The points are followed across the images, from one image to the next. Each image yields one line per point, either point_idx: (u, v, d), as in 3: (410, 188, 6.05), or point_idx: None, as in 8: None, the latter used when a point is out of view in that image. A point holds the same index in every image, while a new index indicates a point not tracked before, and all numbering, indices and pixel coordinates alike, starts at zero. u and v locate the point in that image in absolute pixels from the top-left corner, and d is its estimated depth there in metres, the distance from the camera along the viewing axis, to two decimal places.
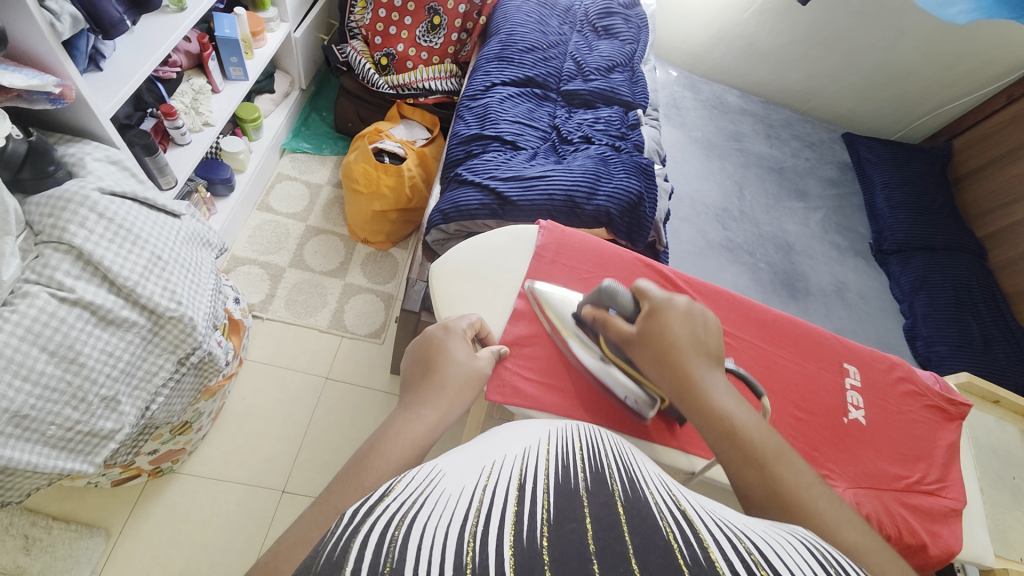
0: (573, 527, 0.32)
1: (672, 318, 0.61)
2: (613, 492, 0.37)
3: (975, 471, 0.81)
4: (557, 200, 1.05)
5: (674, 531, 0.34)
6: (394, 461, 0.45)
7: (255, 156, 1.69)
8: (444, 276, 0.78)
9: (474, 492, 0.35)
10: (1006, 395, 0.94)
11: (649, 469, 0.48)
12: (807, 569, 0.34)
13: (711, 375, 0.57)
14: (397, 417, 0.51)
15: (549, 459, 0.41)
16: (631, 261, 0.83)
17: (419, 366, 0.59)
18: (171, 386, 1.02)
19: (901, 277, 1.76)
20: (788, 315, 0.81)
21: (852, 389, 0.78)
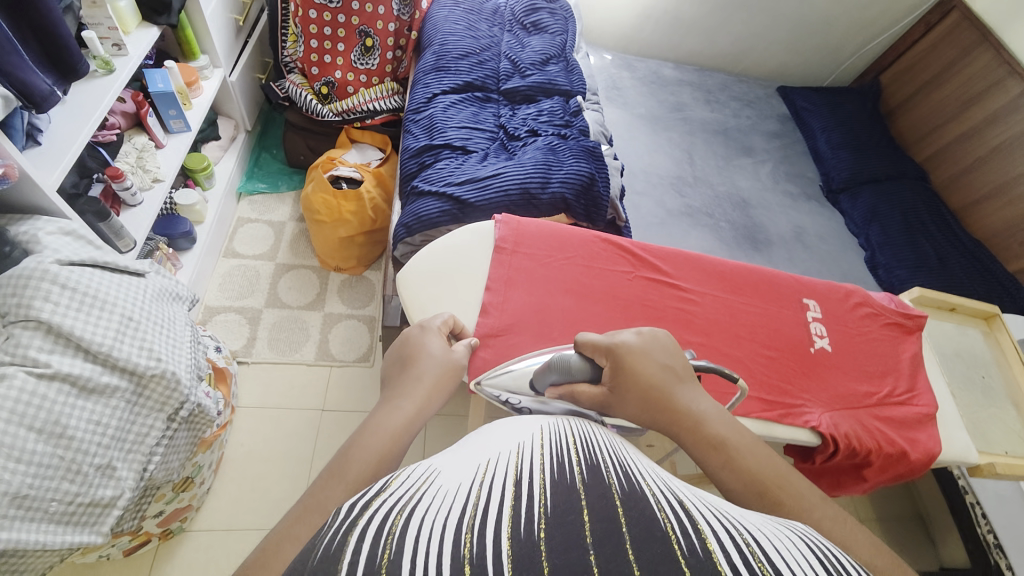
0: (571, 520, 0.33)
1: (636, 360, 0.62)
2: (610, 485, 0.38)
3: (942, 376, 0.86)
4: (513, 195, 1.08)
5: (672, 522, 0.35)
6: (373, 450, 0.48)
7: (212, 205, 1.68)
8: (413, 283, 0.80)
9: (471, 490, 0.36)
10: (961, 301, 0.96)
11: (640, 456, 0.49)
12: (803, 561, 0.35)
13: (692, 405, 0.59)
14: (375, 413, 0.54)
15: (545, 455, 0.42)
16: (589, 239, 0.86)
17: (397, 364, 0.62)
18: (165, 443, 1.02)
19: (853, 212, 1.85)
20: (743, 263, 0.86)
21: (814, 322, 0.84)
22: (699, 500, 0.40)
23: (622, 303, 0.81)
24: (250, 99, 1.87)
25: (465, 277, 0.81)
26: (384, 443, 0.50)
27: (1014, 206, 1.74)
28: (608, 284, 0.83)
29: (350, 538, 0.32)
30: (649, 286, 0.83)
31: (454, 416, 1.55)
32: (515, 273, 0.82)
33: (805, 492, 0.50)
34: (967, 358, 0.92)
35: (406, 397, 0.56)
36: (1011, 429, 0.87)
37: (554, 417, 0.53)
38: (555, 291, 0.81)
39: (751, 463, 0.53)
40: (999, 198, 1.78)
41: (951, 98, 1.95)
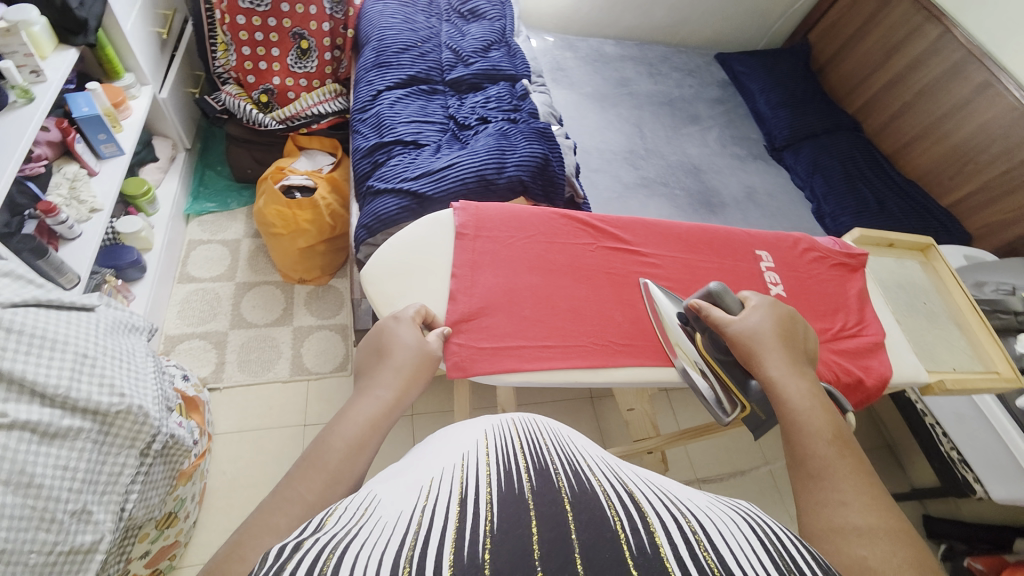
0: (519, 532, 0.36)
1: (774, 313, 0.69)
2: (559, 489, 0.42)
3: (887, 307, 0.93)
4: (470, 183, 1.08)
5: (621, 519, 0.38)
6: (351, 440, 0.51)
7: (159, 230, 1.60)
8: (378, 279, 0.80)
9: (413, 514, 0.39)
10: (897, 237, 1.04)
11: (589, 449, 0.53)
12: (739, 539, 0.39)
13: (798, 364, 0.64)
14: (354, 402, 0.55)
15: (490, 465, 0.45)
16: (549, 216, 0.88)
17: (371, 353, 0.63)
18: (141, 481, 0.98)
19: (797, 167, 1.95)
20: (697, 223, 0.90)
21: (768, 271, 0.88)
22: (644, 492, 0.44)
23: (587, 275, 0.84)
24: (186, 116, 1.79)
25: (431, 268, 0.80)
26: (363, 433, 0.52)
27: (941, 145, 1.85)
28: (572, 257, 0.85)
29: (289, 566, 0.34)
30: (612, 255, 0.86)
31: (440, 412, 1.55)
32: (480, 257, 0.82)
33: (854, 464, 0.52)
34: (908, 287, 0.99)
35: (384, 386, 0.57)
36: (954, 347, 0.93)
37: (502, 417, 0.56)
38: (521, 269, 0.83)
39: (817, 423, 0.56)
40: (926, 139, 1.89)
41: (874, 49, 2.06)
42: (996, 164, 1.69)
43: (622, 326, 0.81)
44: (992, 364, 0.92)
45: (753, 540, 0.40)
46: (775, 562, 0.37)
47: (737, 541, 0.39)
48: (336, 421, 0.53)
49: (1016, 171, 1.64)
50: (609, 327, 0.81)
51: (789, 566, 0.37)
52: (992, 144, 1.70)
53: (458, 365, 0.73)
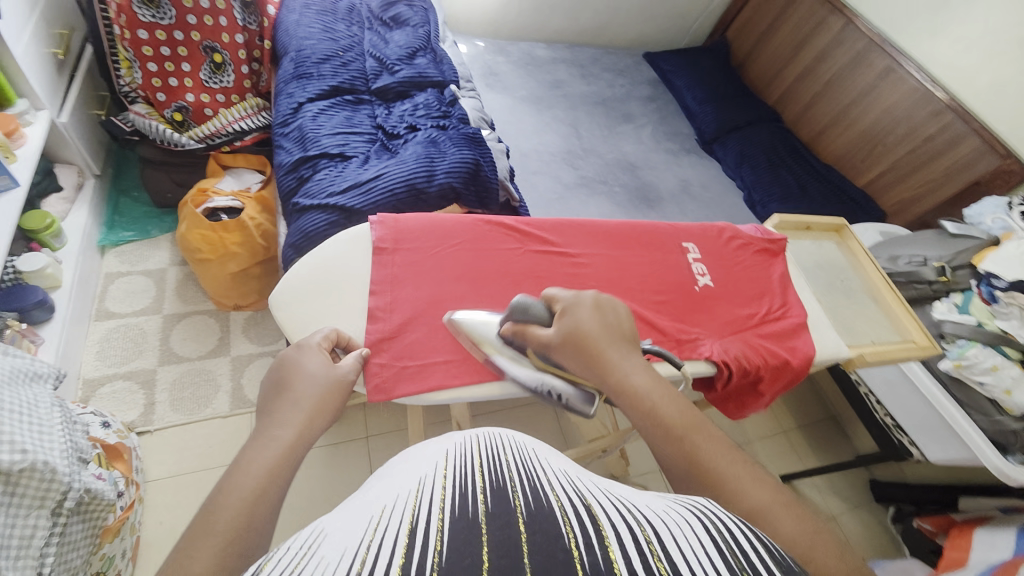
0: (469, 561, 0.31)
1: (584, 311, 0.64)
2: (515, 509, 0.37)
3: (808, 288, 0.97)
4: (399, 193, 1.05)
5: (575, 534, 0.34)
6: (249, 490, 0.45)
7: (69, 266, 1.47)
8: (289, 303, 0.75)
9: (357, 552, 0.33)
10: (813, 220, 1.10)
11: (555, 462, 0.50)
12: (695, 545, 0.34)
13: (632, 357, 0.60)
14: (248, 448, 0.50)
15: (447, 489, 0.39)
16: (473, 223, 0.86)
17: (270, 389, 0.58)
18: (56, 541, 0.86)
19: (727, 158, 2.04)
20: (625, 220, 0.91)
21: (695, 262, 0.90)
22: (605, 503, 0.40)
23: (515, 280, 0.82)
24: (92, 140, 1.65)
25: (353, 287, 0.77)
26: (261, 480, 0.47)
27: (853, 129, 1.98)
28: (500, 262, 0.83)
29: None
30: (539, 257, 0.85)
31: (395, 431, 1.50)
32: (401, 271, 0.79)
33: (716, 446, 0.51)
34: (825, 267, 1.05)
35: (284, 425, 0.53)
36: (872, 321, 0.98)
37: (464, 435, 0.53)
38: (445, 280, 0.81)
39: (671, 416, 0.53)
40: (840, 125, 2.02)
41: (785, 44, 2.18)
42: (901, 145, 1.82)
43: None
44: (907, 334, 0.97)
45: (706, 538, 0.36)
46: (730, 562, 0.34)
47: (688, 540, 0.35)
48: (228, 473, 0.47)
49: (917, 151, 1.78)
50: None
51: (739, 564, 0.33)
52: (896, 126, 1.82)
53: (378, 387, 0.70)
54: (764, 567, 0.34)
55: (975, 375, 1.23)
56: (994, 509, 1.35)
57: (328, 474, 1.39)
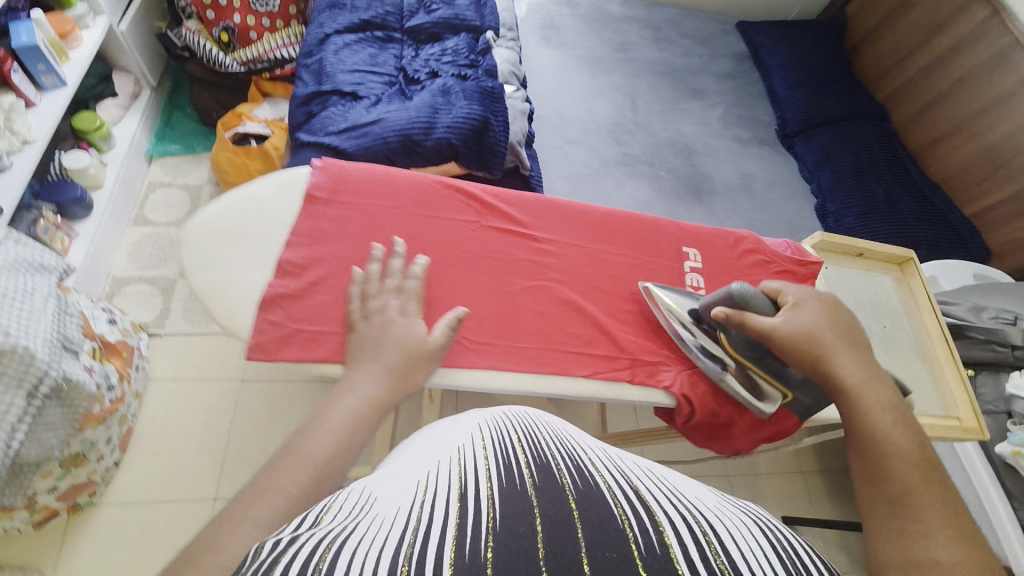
0: (521, 532, 0.32)
1: (814, 308, 0.63)
2: (564, 486, 0.37)
3: None
4: (392, 142, 0.98)
5: (628, 518, 0.35)
6: (334, 435, 0.45)
7: (112, 168, 1.56)
8: (198, 239, 0.68)
9: (412, 509, 0.34)
10: (869, 245, 0.94)
11: (592, 440, 0.50)
12: (758, 549, 0.35)
13: (868, 364, 0.57)
14: (336, 397, 0.49)
15: (490, 460, 0.41)
16: (428, 184, 0.76)
17: (360, 341, 0.57)
18: (31, 420, 0.94)
19: (806, 157, 1.75)
20: (616, 210, 0.82)
21: (692, 272, 0.81)
22: (648, 484, 0.40)
23: (461, 258, 0.73)
24: (150, 50, 1.72)
25: (270, 232, 0.70)
26: (337, 444, 0.44)
27: (976, 142, 1.62)
28: (447, 235, 0.74)
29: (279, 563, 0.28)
30: (496, 236, 0.76)
31: None
32: (331, 224, 0.70)
33: (934, 488, 0.44)
34: (870, 307, 0.91)
35: (369, 382, 0.51)
36: (908, 380, 0.86)
37: (494, 409, 0.53)
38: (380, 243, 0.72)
39: (897, 442, 0.48)
40: (960, 135, 1.67)
41: (916, 28, 1.79)
42: None
43: (486, 322, 0.70)
44: (953, 408, 0.85)
45: (744, 540, 0.35)
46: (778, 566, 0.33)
47: (745, 538, 0.36)
48: (315, 418, 0.46)
49: None
50: (470, 321, 0.69)
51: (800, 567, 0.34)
52: None
53: (261, 346, 0.63)
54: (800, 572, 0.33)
55: None
56: None
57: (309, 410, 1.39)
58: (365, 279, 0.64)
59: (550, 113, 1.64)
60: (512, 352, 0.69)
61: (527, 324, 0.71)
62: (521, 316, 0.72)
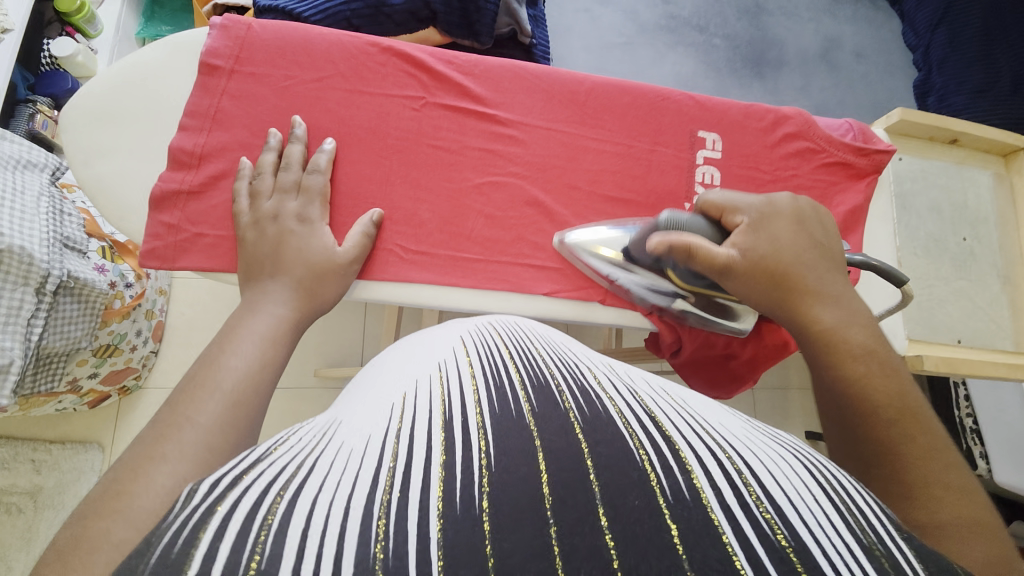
0: (521, 475, 0.23)
1: (781, 227, 0.50)
2: (566, 412, 0.27)
3: (890, 232, 0.67)
4: (354, 1, 0.80)
5: (649, 454, 0.25)
6: (249, 360, 0.40)
7: (103, 58, 1.45)
8: (85, 122, 0.58)
9: (387, 439, 0.25)
10: (969, 130, 0.71)
11: (591, 353, 0.37)
12: (798, 477, 0.25)
13: (834, 292, 0.46)
14: (239, 320, 0.44)
15: (479, 378, 0.30)
16: (359, 47, 0.61)
17: (253, 256, 0.51)
18: (47, 314, 0.96)
19: (916, 15, 1.37)
20: (610, 80, 0.65)
21: (705, 163, 0.64)
22: (668, 404, 0.29)
23: (397, 146, 0.60)
24: None
25: (165, 113, 0.59)
26: (253, 369, 0.39)
27: None
28: (381, 114, 0.61)
29: (203, 535, 0.21)
30: (445, 117, 0.62)
31: None
32: (235, 104, 0.59)
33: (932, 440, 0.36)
34: (947, 213, 0.71)
35: (278, 302, 0.47)
36: (975, 315, 0.69)
37: (480, 320, 0.43)
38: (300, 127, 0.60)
39: (880, 386, 0.39)
40: None
41: None
42: None
43: (425, 228, 0.60)
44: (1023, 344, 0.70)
45: (821, 479, 0.26)
46: (874, 517, 0.25)
47: (785, 474, 0.25)
48: (214, 343, 0.42)
49: None
50: (403, 225, 0.59)
51: (858, 520, 0.24)
52: None
53: (157, 254, 0.56)
54: (893, 523, 0.25)
55: None
56: None
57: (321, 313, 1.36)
58: (255, 172, 0.55)
59: None
60: (452, 264, 0.59)
61: (474, 231, 0.60)
62: (468, 221, 0.61)
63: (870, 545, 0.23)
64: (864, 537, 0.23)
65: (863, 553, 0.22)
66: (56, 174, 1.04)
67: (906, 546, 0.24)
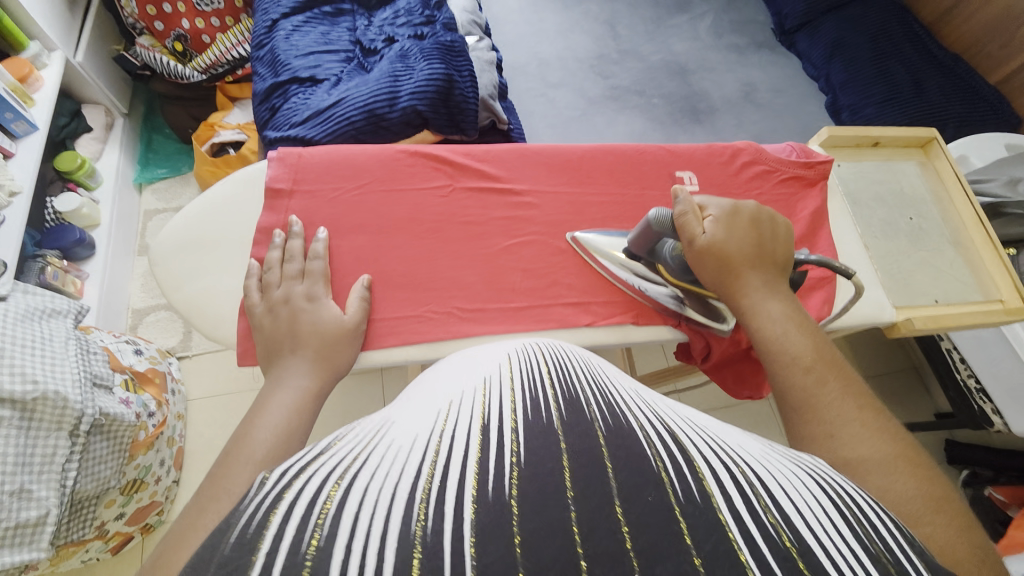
0: (548, 469, 0.26)
1: (740, 225, 0.57)
2: (591, 422, 0.30)
3: (852, 228, 0.79)
4: (357, 122, 0.94)
5: (663, 460, 0.27)
6: (275, 431, 0.44)
7: (106, 206, 1.52)
8: (166, 256, 0.70)
9: (431, 440, 0.29)
10: (885, 133, 0.87)
11: (623, 377, 0.42)
12: (804, 496, 0.28)
13: (775, 285, 0.54)
14: (268, 395, 0.49)
15: (516, 390, 0.33)
16: (391, 155, 0.74)
17: (272, 336, 0.57)
18: (80, 457, 0.90)
19: (811, 53, 1.63)
20: (595, 146, 0.78)
21: (689, 197, 0.77)
22: (689, 427, 0.32)
23: (433, 227, 0.72)
24: (111, 75, 1.63)
25: (231, 236, 0.71)
26: (285, 426, 0.45)
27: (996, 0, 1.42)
28: (416, 207, 0.73)
29: (274, 514, 0.24)
30: (472, 198, 0.74)
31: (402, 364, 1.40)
32: (298, 216, 0.70)
33: (844, 390, 0.43)
34: (891, 200, 0.84)
35: (300, 374, 0.52)
36: (948, 279, 0.80)
37: (523, 342, 0.49)
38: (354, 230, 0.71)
39: (799, 349, 0.47)
40: None
41: None
42: None
43: (473, 290, 0.70)
44: (992, 291, 0.80)
45: (834, 496, 0.30)
46: (891, 535, 0.28)
47: (789, 490, 0.28)
48: (250, 416, 0.46)
49: None
50: (456, 291, 0.69)
51: (865, 530, 0.27)
52: None
53: (249, 353, 0.65)
54: (901, 534, 0.28)
55: None
56: None
57: (342, 406, 1.31)
58: (265, 268, 0.64)
59: (527, 58, 1.59)
60: (504, 314, 0.69)
61: (516, 284, 0.71)
62: (507, 277, 0.71)
63: (878, 553, 0.26)
64: (872, 546, 0.26)
65: (869, 559, 0.25)
66: (81, 316, 1.03)
67: (917, 558, 0.26)
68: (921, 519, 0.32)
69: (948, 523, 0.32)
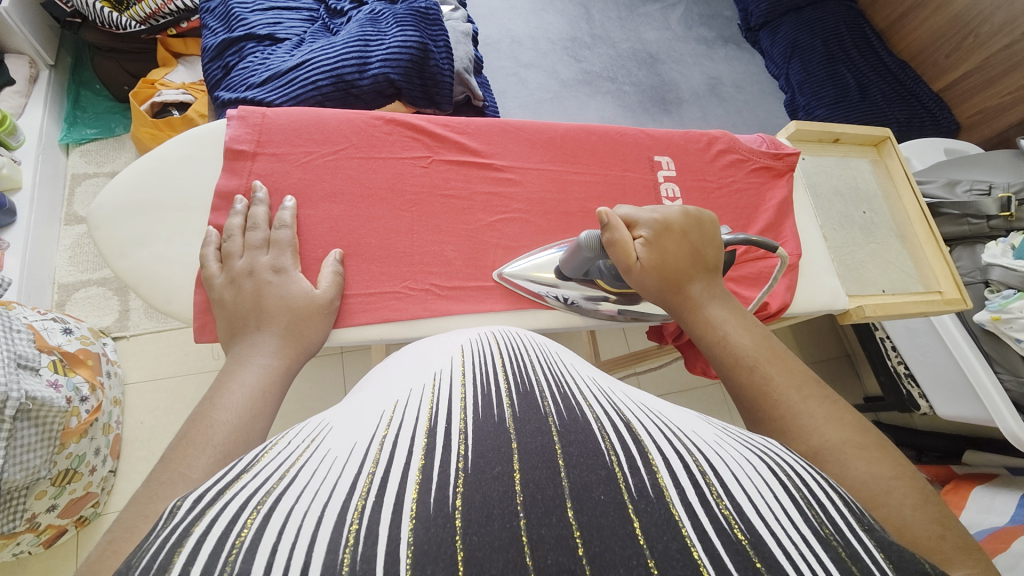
0: (495, 474, 0.21)
1: (670, 241, 0.55)
2: (545, 416, 0.26)
3: (813, 217, 0.86)
4: (323, 87, 0.88)
5: (617, 453, 0.23)
6: (238, 412, 0.40)
7: (28, 167, 1.36)
8: (110, 221, 0.66)
9: (372, 446, 0.24)
10: (845, 130, 0.95)
11: (584, 365, 0.38)
12: (762, 483, 0.25)
13: (711, 292, 0.52)
14: (228, 374, 0.45)
15: (468, 384, 0.30)
16: (367, 121, 0.74)
17: (236, 312, 0.53)
18: (5, 443, 0.82)
19: (772, 52, 1.69)
20: (578, 125, 0.82)
21: (666, 181, 0.82)
22: (645, 415, 0.28)
23: (414, 200, 0.73)
24: (39, 22, 1.45)
25: (184, 201, 0.66)
26: (247, 405, 0.41)
27: (940, 13, 1.53)
28: (396, 174, 0.73)
29: (179, 558, 0.19)
30: (452, 170, 0.75)
31: (364, 346, 1.35)
32: (262, 180, 0.67)
33: (790, 380, 0.41)
34: (846, 194, 0.92)
35: (266, 353, 0.48)
36: (892, 268, 0.88)
37: (479, 331, 0.44)
38: (329, 197, 0.69)
39: (741, 348, 0.45)
40: (926, 7, 1.56)
41: None
42: (996, 39, 1.38)
43: (453, 266, 0.71)
44: (931, 283, 0.89)
45: (796, 484, 0.25)
46: (837, 511, 0.24)
47: (751, 477, 0.25)
48: (211, 395, 0.41)
49: (1014, 48, 1.34)
50: (435, 266, 0.71)
51: (816, 513, 0.23)
52: (995, 12, 1.36)
53: (207, 328, 0.63)
54: (853, 517, 0.24)
55: (1013, 331, 1.04)
56: (1001, 467, 1.17)
57: (301, 388, 1.26)
58: (224, 235, 0.60)
59: (499, 35, 1.55)
60: (483, 292, 0.71)
61: (497, 262, 0.73)
62: (488, 254, 0.73)
63: (828, 536, 0.22)
64: (822, 529, 0.22)
65: (820, 543, 0.21)
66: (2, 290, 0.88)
67: (867, 538, 0.23)
68: (892, 508, 0.31)
69: (918, 503, 0.32)
